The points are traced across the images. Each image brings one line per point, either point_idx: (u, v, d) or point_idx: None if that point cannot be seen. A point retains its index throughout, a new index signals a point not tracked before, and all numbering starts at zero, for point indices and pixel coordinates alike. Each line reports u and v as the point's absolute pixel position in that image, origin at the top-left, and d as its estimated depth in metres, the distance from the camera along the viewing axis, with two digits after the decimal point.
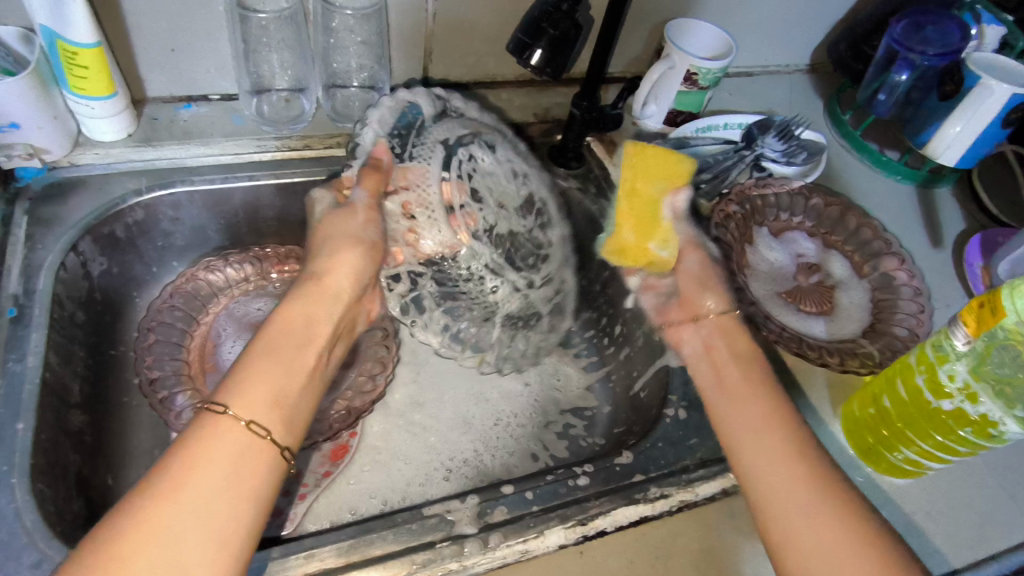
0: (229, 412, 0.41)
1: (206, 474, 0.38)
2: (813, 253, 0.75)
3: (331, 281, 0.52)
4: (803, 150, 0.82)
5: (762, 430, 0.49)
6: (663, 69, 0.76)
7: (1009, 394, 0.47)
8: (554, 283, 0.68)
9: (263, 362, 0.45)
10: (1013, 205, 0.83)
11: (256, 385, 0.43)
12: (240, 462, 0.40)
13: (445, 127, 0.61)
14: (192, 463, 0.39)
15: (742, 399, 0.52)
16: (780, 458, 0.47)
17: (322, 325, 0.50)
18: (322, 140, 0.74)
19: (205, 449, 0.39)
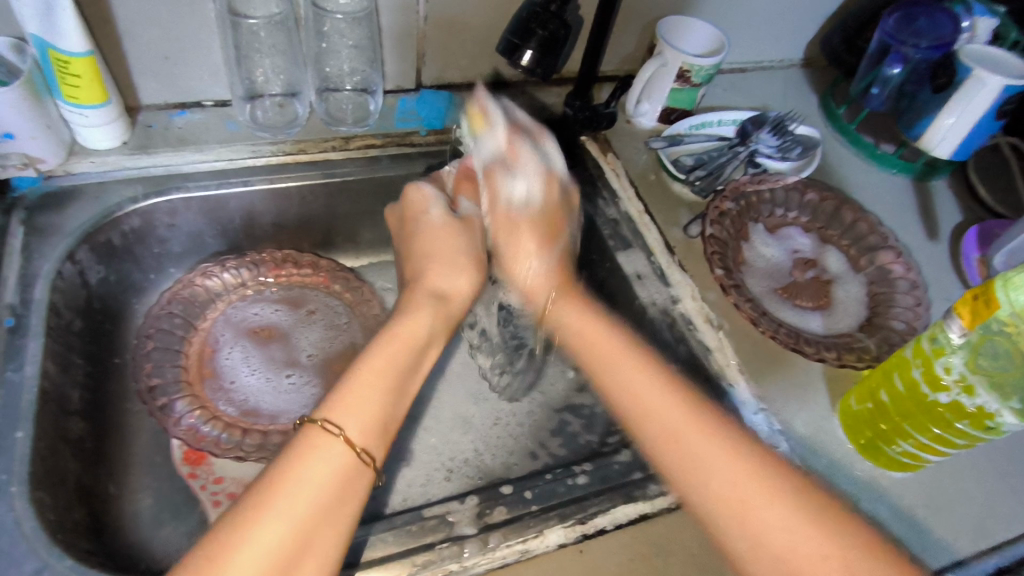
0: (339, 434, 0.44)
1: (315, 479, 0.42)
2: (809, 248, 0.75)
3: (453, 300, 0.57)
4: (798, 146, 0.82)
5: (709, 446, 0.48)
6: (654, 67, 0.77)
7: (1005, 386, 0.47)
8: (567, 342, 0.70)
9: (379, 372, 0.48)
10: (1008, 196, 0.83)
11: (368, 403, 0.46)
12: (345, 483, 0.43)
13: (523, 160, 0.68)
14: (299, 472, 0.42)
15: (661, 407, 0.50)
16: (697, 444, 0.48)
17: (432, 345, 0.53)
18: (316, 144, 0.74)
19: (312, 462, 0.43)
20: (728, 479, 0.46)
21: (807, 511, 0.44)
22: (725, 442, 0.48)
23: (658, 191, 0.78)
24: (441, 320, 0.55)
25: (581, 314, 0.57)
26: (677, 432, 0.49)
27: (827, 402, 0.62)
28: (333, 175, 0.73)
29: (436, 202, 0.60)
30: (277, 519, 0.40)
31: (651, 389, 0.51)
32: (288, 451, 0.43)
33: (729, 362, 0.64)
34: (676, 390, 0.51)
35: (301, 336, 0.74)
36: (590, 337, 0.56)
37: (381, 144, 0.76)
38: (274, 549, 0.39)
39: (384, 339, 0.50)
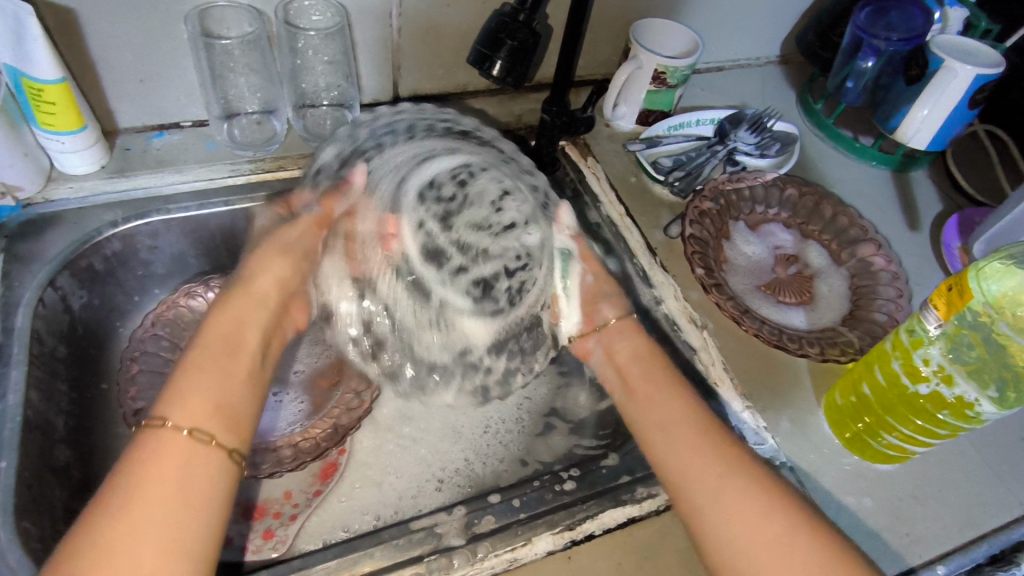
0: (168, 423, 0.43)
1: (161, 480, 0.41)
2: (790, 245, 0.76)
3: (270, 292, 0.52)
4: (776, 142, 0.83)
5: (667, 404, 0.55)
6: (631, 70, 0.77)
7: (983, 373, 0.48)
8: (513, 278, 0.55)
9: (201, 364, 0.46)
10: (988, 185, 0.84)
11: (199, 390, 0.45)
12: (191, 468, 0.42)
13: (401, 152, 0.58)
14: (146, 476, 0.41)
15: (675, 422, 0.53)
16: (685, 438, 0.52)
17: (254, 332, 0.50)
18: (296, 160, 0.74)
19: (148, 461, 0.42)
20: (683, 450, 0.52)
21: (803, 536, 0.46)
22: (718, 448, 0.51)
23: (639, 193, 0.78)
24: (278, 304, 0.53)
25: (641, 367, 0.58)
26: (686, 472, 0.50)
27: (813, 397, 0.63)
28: None
29: (273, 219, 0.57)
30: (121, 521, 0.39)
31: (666, 408, 0.55)
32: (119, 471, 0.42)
33: (715, 362, 0.64)
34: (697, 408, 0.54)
35: None
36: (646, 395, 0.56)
37: None
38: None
39: (231, 302, 0.51)
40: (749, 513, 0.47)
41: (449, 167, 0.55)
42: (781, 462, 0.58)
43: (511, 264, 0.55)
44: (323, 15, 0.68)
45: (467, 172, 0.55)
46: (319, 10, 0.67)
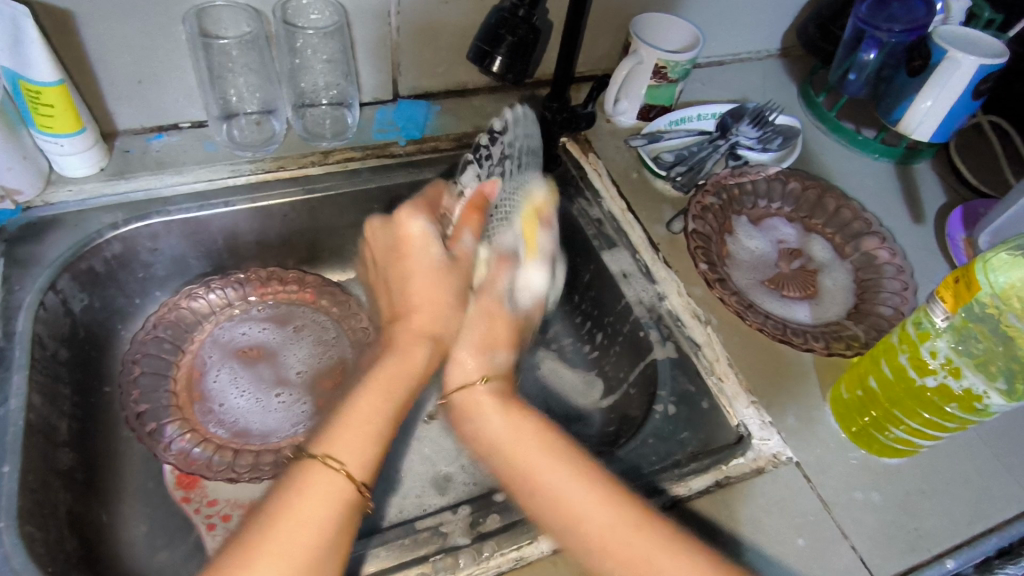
0: (345, 471, 0.44)
1: (314, 524, 0.42)
2: (793, 239, 0.75)
3: (442, 337, 0.53)
4: (778, 136, 0.82)
5: (554, 467, 0.47)
6: (631, 65, 0.77)
7: (991, 365, 0.48)
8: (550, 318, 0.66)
9: (375, 408, 0.47)
10: (991, 176, 0.83)
11: (370, 441, 0.46)
12: (340, 522, 0.43)
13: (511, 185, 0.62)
14: (302, 512, 0.42)
15: (556, 488, 0.46)
16: (579, 502, 0.46)
17: (425, 383, 0.51)
18: (296, 160, 0.73)
19: (313, 497, 0.42)
20: (572, 517, 0.45)
21: None
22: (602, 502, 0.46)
23: (640, 189, 0.78)
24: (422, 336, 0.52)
25: (528, 420, 0.50)
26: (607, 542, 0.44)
27: (818, 391, 0.62)
28: (314, 191, 0.73)
29: (432, 236, 0.55)
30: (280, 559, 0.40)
31: (539, 462, 0.47)
32: (283, 492, 0.43)
33: (719, 357, 0.64)
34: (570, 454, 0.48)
35: (290, 354, 0.73)
36: (510, 450, 0.48)
37: (360, 156, 0.75)
38: None
39: (401, 340, 0.51)
40: None
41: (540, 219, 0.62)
42: (787, 457, 0.57)
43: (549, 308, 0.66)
44: (322, 13, 0.68)
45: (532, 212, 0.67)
46: (318, 9, 0.68)
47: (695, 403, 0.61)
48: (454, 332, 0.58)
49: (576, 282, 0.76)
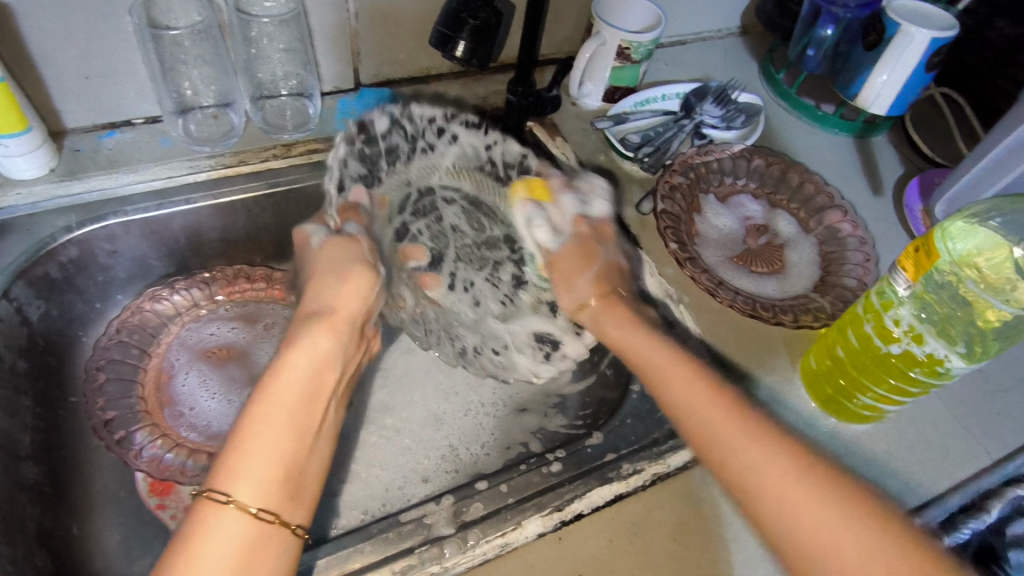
0: (234, 502, 0.39)
1: (214, 560, 0.38)
2: (759, 215, 0.76)
3: (339, 310, 0.50)
4: (741, 114, 0.84)
5: (698, 394, 0.48)
6: (594, 46, 0.77)
7: (950, 330, 0.49)
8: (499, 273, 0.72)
9: (267, 418, 0.42)
10: (946, 148, 0.86)
11: (263, 458, 0.41)
12: (247, 550, 0.39)
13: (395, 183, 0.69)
14: (200, 554, 0.38)
15: (708, 410, 0.47)
16: (712, 420, 0.46)
17: (331, 368, 0.47)
18: (256, 153, 0.72)
19: (211, 539, 0.39)
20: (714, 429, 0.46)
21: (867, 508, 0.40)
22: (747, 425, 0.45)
23: (609, 171, 0.78)
24: (352, 346, 0.50)
25: (697, 390, 0.48)
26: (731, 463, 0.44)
27: (789, 363, 0.63)
28: (278, 184, 0.72)
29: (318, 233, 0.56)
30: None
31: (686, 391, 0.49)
32: (181, 537, 0.39)
33: (693, 333, 0.65)
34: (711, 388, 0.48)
35: (261, 352, 0.71)
36: (674, 379, 0.50)
37: (323, 148, 0.74)
38: None
39: (301, 326, 0.48)
40: (812, 510, 0.40)
41: (432, 204, 0.72)
42: None
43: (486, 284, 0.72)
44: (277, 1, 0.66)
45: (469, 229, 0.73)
46: None
47: None
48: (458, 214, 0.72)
49: None
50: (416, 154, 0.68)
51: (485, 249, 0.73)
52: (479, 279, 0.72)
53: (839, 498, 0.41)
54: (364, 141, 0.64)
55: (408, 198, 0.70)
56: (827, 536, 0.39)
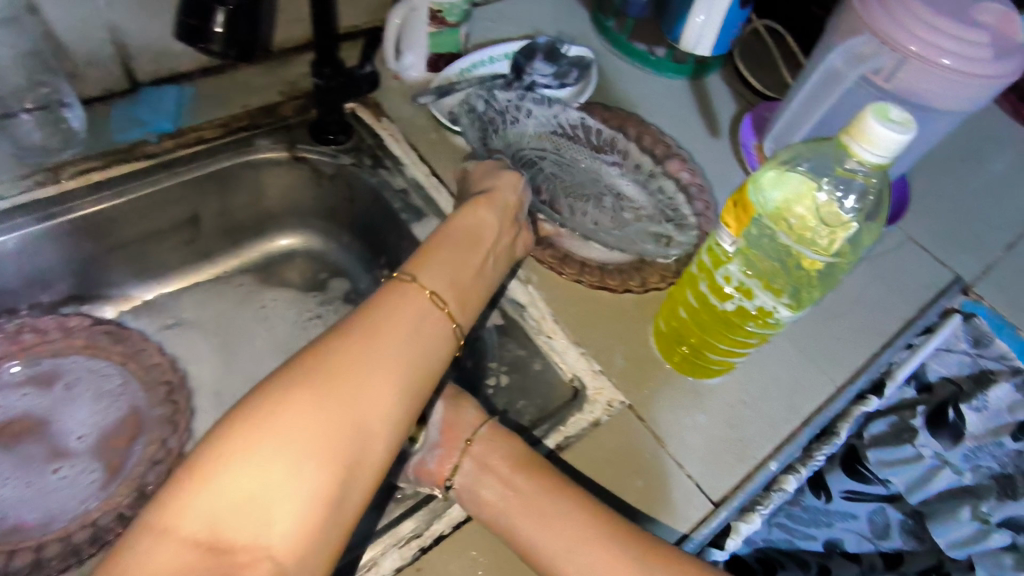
0: (416, 282, 0.50)
1: (396, 326, 0.46)
2: (602, 171, 0.74)
3: (499, 194, 0.60)
4: (573, 69, 0.80)
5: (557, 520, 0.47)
6: (404, 12, 0.71)
7: (774, 283, 0.48)
8: (601, 202, 0.71)
9: (436, 248, 0.54)
10: (776, 79, 0.86)
11: (440, 267, 0.52)
12: (420, 324, 0.48)
13: (519, 128, 0.75)
14: (390, 314, 0.47)
15: (563, 540, 0.47)
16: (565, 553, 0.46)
17: (491, 231, 0.57)
18: (13, 184, 0.61)
19: (401, 308, 0.48)
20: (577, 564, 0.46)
21: None
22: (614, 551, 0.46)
23: (441, 148, 0.73)
24: (507, 223, 0.59)
25: (519, 509, 0.48)
26: None
27: (642, 328, 0.62)
28: (51, 217, 0.61)
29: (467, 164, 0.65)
30: (366, 358, 0.44)
31: (546, 518, 0.48)
32: (375, 301, 0.48)
33: (544, 314, 0.62)
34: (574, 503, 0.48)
35: (67, 417, 0.63)
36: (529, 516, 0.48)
37: (103, 164, 0.64)
38: (352, 397, 0.42)
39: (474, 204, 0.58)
40: None
41: (551, 144, 0.75)
42: (620, 403, 0.57)
43: (614, 196, 0.72)
44: None
45: (563, 169, 0.74)
46: None
47: (526, 367, 0.62)
48: (564, 153, 0.75)
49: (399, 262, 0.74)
50: (507, 124, 0.74)
51: (584, 188, 0.72)
52: (591, 210, 0.71)
53: None
54: (467, 112, 0.73)
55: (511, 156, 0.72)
56: None
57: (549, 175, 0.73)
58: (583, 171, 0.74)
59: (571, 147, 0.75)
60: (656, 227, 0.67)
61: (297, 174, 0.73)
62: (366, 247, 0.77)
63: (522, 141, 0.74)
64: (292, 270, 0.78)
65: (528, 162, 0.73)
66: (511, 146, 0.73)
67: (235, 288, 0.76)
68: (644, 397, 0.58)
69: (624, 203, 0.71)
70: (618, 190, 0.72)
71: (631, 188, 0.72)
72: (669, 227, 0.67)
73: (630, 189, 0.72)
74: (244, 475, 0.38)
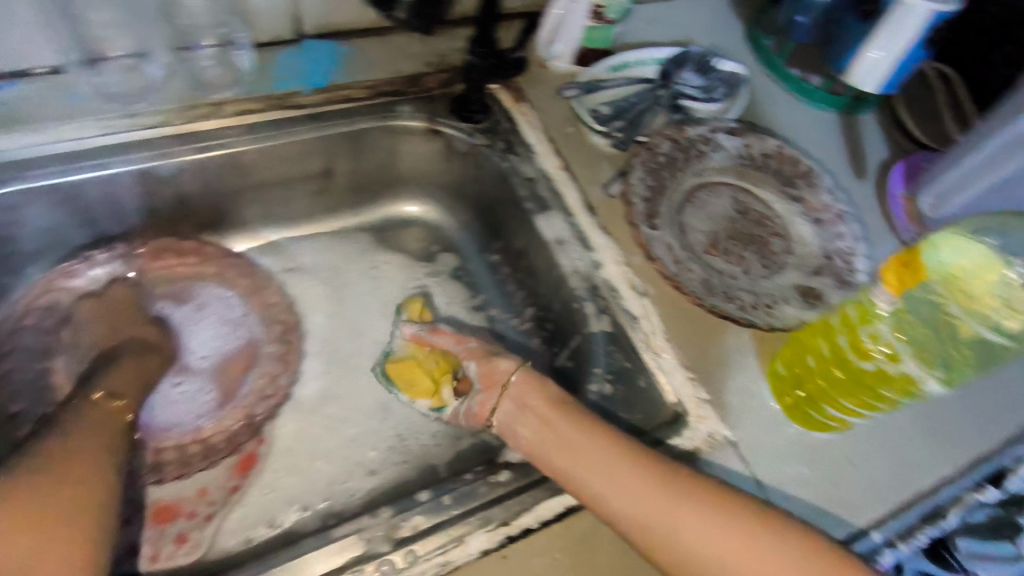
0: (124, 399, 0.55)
1: (88, 438, 0.48)
2: (744, 194, 0.70)
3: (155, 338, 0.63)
4: (722, 85, 0.77)
5: (596, 453, 0.50)
6: (564, 4, 0.70)
7: (928, 354, 0.46)
8: (772, 253, 0.67)
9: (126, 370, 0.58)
10: (939, 128, 0.80)
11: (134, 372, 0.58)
12: (102, 425, 0.51)
13: (694, 171, 0.69)
14: (79, 436, 0.48)
15: (598, 469, 0.49)
16: (607, 473, 0.49)
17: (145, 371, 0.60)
18: (182, 113, 0.65)
19: (96, 420, 0.51)
20: (628, 487, 0.48)
21: (818, 555, 0.44)
22: (660, 483, 0.47)
23: (577, 144, 0.72)
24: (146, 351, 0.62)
25: (553, 440, 0.52)
26: (647, 521, 0.46)
27: (756, 366, 0.60)
28: (206, 149, 0.65)
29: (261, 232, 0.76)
30: (82, 454, 0.46)
31: (594, 455, 0.50)
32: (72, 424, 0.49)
33: (656, 330, 0.61)
34: (617, 443, 0.50)
35: (192, 336, 0.68)
36: (563, 449, 0.51)
37: (260, 109, 0.68)
38: (69, 498, 0.43)
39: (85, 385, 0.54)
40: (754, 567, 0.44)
41: (722, 181, 0.70)
42: (723, 437, 0.56)
43: (778, 242, 0.67)
44: None
45: (736, 209, 0.69)
46: None
47: (631, 380, 0.60)
48: (736, 192, 0.70)
49: (512, 251, 0.75)
50: (690, 161, 0.69)
51: (753, 229, 0.68)
52: (751, 255, 0.66)
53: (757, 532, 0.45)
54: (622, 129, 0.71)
55: (682, 202, 0.67)
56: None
57: (714, 210, 0.68)
58: (756, 210, 0.69)
59: (743, 181, 0.70)
60: (813, 284, 0.64)
61: (433, 147, 0.75)
62: (483, 230, 0.78)
63: (690, 182, 0.68)
64: (407, 238, 0.80)
65: (699, 201, 0.68)
66: (687, 192, 0.68)
67: (352, 244, 0.79)
68: (750, 438, 0.56)
69: (789, 251, 0.67)
70: (782, 232, 0.68)
71: (792, 234, 0.68)
72: (829, 279, 0.64)
73: (791, 234, 0.68)
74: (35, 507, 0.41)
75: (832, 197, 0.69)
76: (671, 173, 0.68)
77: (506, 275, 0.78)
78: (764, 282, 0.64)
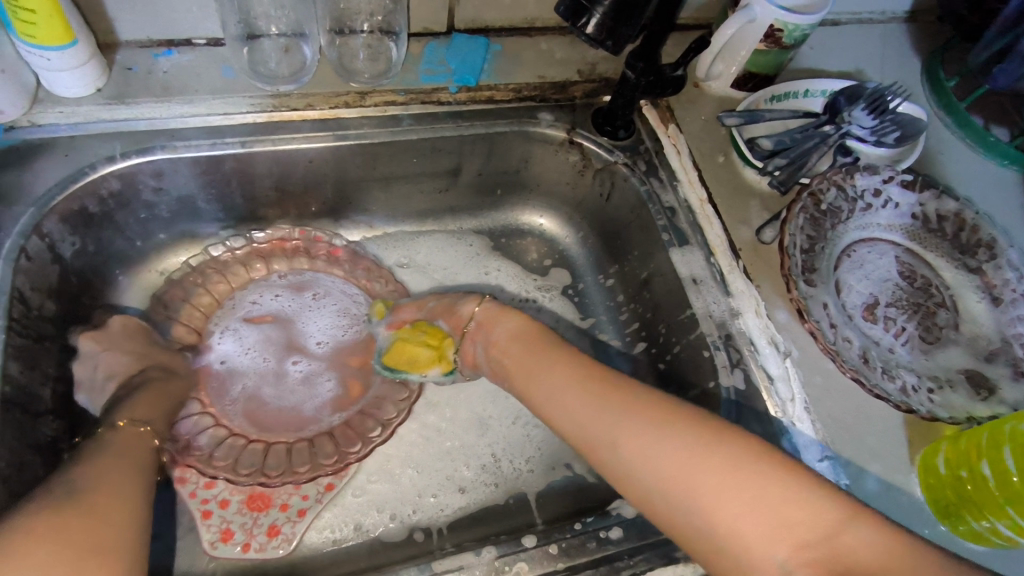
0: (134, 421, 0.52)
1: (112, 465, 0.46)
2: (912, 258, 0.63)
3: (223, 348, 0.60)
4: (897, 128, 0.66)
5: (554, 372, 0.54)
6: (741, 22, 0.62)
7: None
8: (932, 324, 0.59)
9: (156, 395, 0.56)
10: None
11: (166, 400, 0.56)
12: (124, 453, 0.48)
13: (857, 223, 0.62)
14: (105, 464, 0.46)
15: (559, 390, 0.52)
16: (561, 392, 0.52)
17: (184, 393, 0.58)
18: (328, 98, 0.63)
19: (122, 449, 0.49)
20: (579, 407, 0.50)
21: (757, 460, 0.42)
22: (605, 399, 0.49)
23: (725, 176, 0.66)
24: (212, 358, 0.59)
25: (517, 354, 0.57)
26: (599, 442, 0.48)
27: (904, 454, 0.54)
28: (345, 137, 0.63)
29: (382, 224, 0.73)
30: (104, 483, 0.44)
31: (555, 378, 0.53)
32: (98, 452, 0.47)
33: (794, 397, 0.56)
34: (576, 365, 0.53)
35: (308, 325, 0.68)
36: (530, 368, 0.56)
37: (402, 101, 0.65)
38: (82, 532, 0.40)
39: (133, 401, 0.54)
40: (695, 475, 0.42)
41: (883, 238, 0.63)
42: None
43: (942, 315, 0.60)
44: None
45: (899, 271, 0.62)
46: None
47: None
48: (899, 252, 0.63)
49: (632, 279, 0.71)
50: (856, 212, 0.62)
51: (916, 296, 0.61)
52: (912, 326, 0.59)
53: (692, 435, 0.44)
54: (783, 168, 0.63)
55: (840, 259, 0.61)
56: (713, 494, 0.41)
57: (873, 269, 0.61)
58: (921, 274, 0.62)
59: (908, 242, 0.63)
60: (984, 372, 0.56)
61: (567, 160, 0.71)
62: (604, 252, 0.74)
63: (853, 238, 0.62)
64: (522, 247, 0.77)
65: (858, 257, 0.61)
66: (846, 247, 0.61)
67: (468, 247, 0.77)
68: None
69: (953, 327, 0.59)
70: (949, 304, 0.61)
71: (961, 310, 0.60)
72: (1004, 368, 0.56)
73: (960, 310, 0.60)
74: (53, 552, 0.38)
75: (1017, 274, 0.59)
76: (834, 225, 0.61)
77: (621, 301, 0.73)
78: (923, 362, 0.57)
